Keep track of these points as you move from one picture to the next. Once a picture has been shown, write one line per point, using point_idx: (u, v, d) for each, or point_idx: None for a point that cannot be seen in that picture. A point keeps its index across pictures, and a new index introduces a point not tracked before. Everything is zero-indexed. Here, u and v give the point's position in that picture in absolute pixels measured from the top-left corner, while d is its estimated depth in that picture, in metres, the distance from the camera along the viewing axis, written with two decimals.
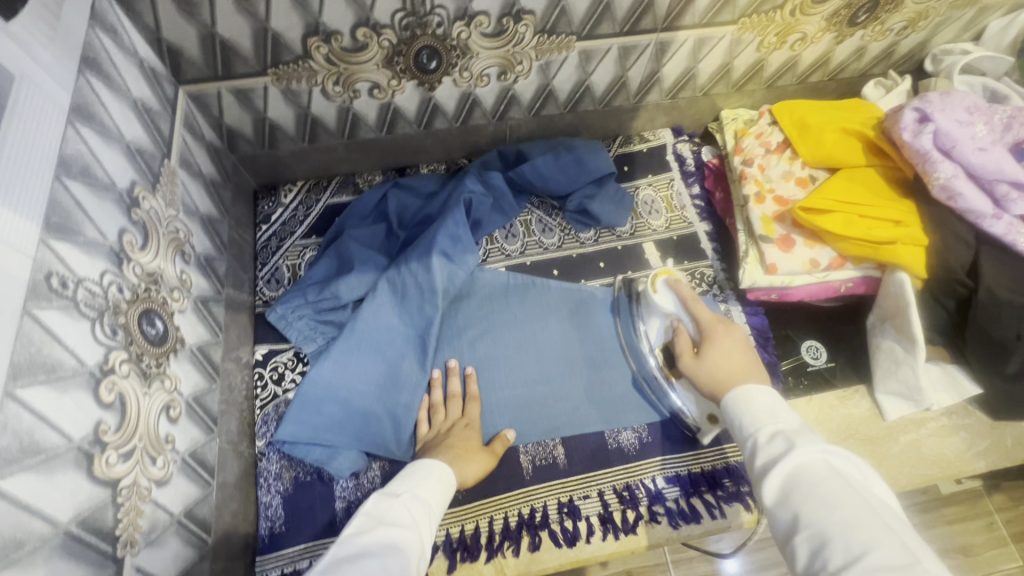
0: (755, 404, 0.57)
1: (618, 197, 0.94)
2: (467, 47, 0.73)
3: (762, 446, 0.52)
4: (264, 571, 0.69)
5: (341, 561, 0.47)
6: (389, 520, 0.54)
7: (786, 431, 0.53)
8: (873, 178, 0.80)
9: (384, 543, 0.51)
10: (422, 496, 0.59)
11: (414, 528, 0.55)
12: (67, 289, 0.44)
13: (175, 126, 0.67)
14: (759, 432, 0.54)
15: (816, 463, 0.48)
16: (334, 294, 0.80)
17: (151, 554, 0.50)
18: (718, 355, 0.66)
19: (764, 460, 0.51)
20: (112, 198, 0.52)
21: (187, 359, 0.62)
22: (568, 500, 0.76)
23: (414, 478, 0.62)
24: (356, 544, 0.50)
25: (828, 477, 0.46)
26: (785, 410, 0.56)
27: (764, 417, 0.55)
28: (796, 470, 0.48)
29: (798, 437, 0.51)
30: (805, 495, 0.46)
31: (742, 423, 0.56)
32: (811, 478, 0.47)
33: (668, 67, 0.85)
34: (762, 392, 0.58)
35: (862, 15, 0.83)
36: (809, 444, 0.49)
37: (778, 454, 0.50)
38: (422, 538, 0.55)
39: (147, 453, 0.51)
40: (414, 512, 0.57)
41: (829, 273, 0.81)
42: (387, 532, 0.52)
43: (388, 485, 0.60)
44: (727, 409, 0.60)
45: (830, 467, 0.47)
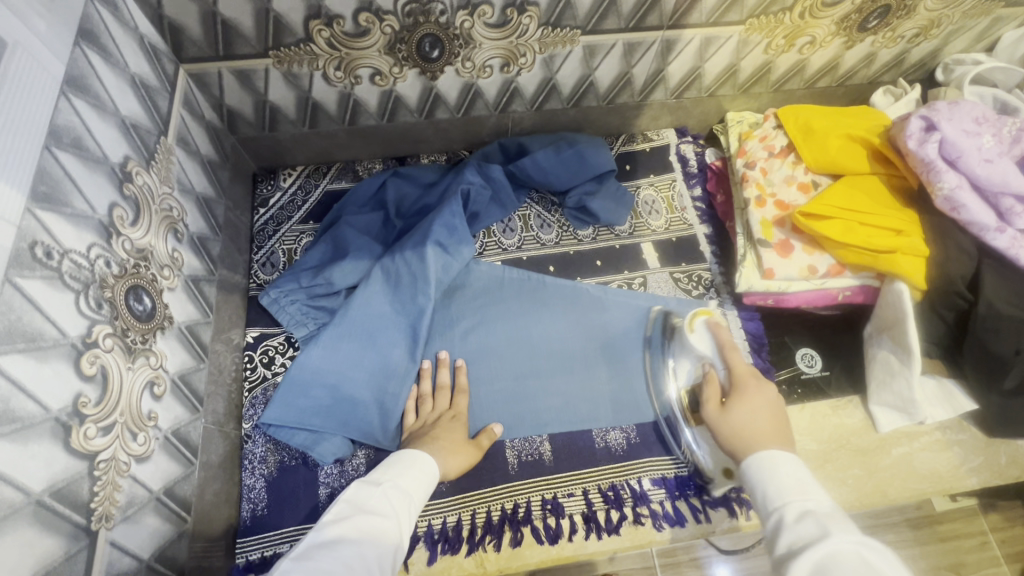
0: (781, 473, 0.52)
1: (619, 195, 0.93)
2: (470, 37, 0.72)
3: (789, 525, 0.47)
4: (243, 553, 0.69)
5: (315, 551, 0.48)
6: (368, 509, 0.55)
7: (818, 512, 0.46)
8: (876, 187, 0.79)
9: (360, 532, 0.52)
10: (404, 485, 0.60)
11: (394, 517, 0.56)
12: (51, 259, 0.44)
13: (173, 104, 0.67)
14: (785, 508, 0.48)
15: (849, 555, 0.41)
16: (327, 280, 0.80)
17: (127, 530, 0.50)
18: (746, 411, 0.63)
19: (789, 542, 0.45)
20: (103, 172, 0.52)
21: (174, 337, 0.61)
22: (553, 496, 0.75)
23: (398, 467, 0.62)
24: (332, 532, 0.51)
25: (862, 573, 0.40)
26: (817, 488, 0.50)
27: (792, 491, 0.50)
28: (824, 560, 0.41)
29: (830, 522, 0.45)
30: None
31: (766, 494, 0.51)
32: (844, 572, 0.40)
33: (674, 66, 0.84)
34: (791, 461, 0.53)
35: (873, 20, 0.82)
36: (843, 530, 0.43)
37: (806, 537, 0.44)
38: (401, 527, 0.56)
39: (128, 428, 0.51)
40: (394, 500, 0.58)
41: (827, 280, 0.80)
42: (364, 522, 0.53)
43: (371, 472, 0.61)
44: (748, 475, 0.55)
45: (866, 565, 0.40)
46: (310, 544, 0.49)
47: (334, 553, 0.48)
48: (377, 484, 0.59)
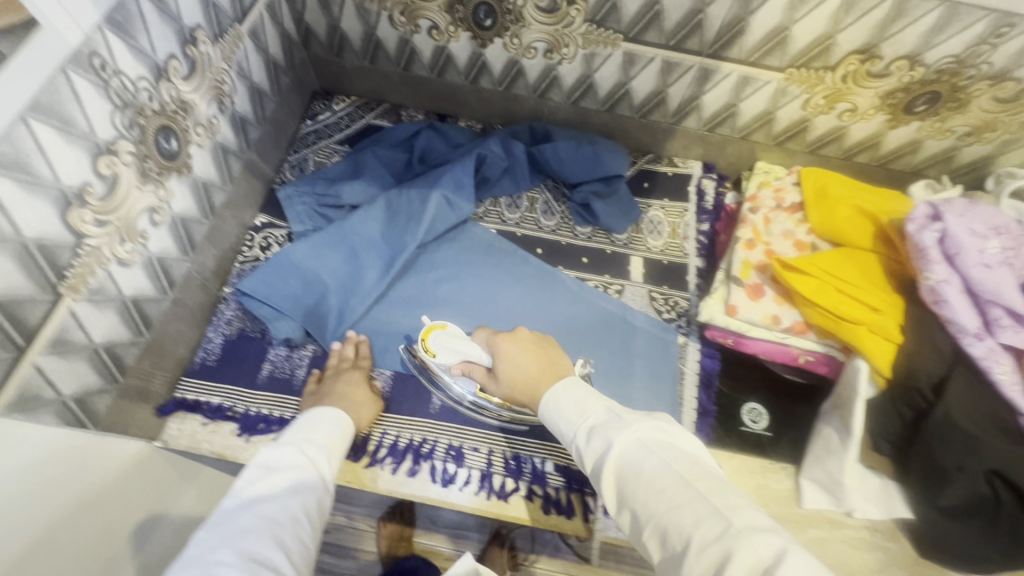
0: (565, 402, 0.58)
1: (626, 207, 0.96)
2: (521, 15, 0.80)
3: (585, 448, 0.54)
4: (183, 391, 0.78)
5: (230, 514, 0.50)
6: (281, 467, 0.56)
7: (598, 425, 0.54)
8: (870, 264, 0.78)
9: (275, 489, 0.54)
10: (316, 443, 0.62)
11: (307, 471, 0.57)
12: (103, 71, 0.54)
13: (257, 3, 0.78)
14: (576, 435, 0.55)
15: (632, 447, 0.50)
16: (338, 193, 0.89)
17: (90, 311, 0.60)
18: (513, 370, 0.66)
19: (592, 463, 0.52)
20: (173, 27, 0.63)
21: (188, 185, 0.72)
22: (458, 445, 0.79)
23: (307, 428, 0.64)
24: (243, 496, 0.52)
25: (646, 460, 0.49)
26: (592, 398, 0.57)
27: (578, 418, 0.56)
28: (620, 464, 0.50)
29: (608, 429, 0.53)
30: (632, 493, 0.49)
31: (562, 431, 0.57)
32: (632, 468, 0.49)
33: (709, 96, 0.87)
34: (569, 388, 0.59)
35: (920, 104, 0.80)
36: (619, 433, 0.51)
37: (597, 455, 0.52)
38: (320, 478, 0.58)
39: (119, 233, 0.61)
40: (307, 456, 0.59)
41: (789, 336, 0.79)
42: (277, 480, 0.55)
43: (281, 436, 0.62)
44: (545, 419, 0.60)
45: (645, 448, 0.50)
46: (221, 512, 0.50)
47: (251, 512, 0.50)
48: (286, 443, 0.60)
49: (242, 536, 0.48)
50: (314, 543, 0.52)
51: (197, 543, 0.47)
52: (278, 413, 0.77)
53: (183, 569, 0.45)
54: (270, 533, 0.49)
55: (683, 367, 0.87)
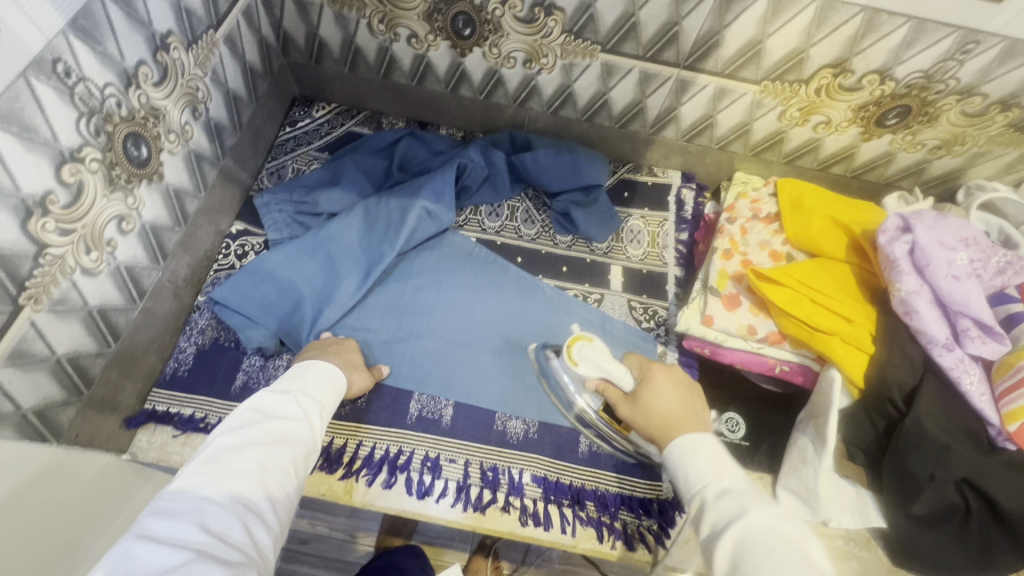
0: (701, 454, 0.59)
1: (606, 215, 0.96)
2: (499, 25, 0.80)
3: (709, 506, 0.54)
4: (153, 402, 0.76)
5: (223, 453, 0.52)
6: (276, 417, 0.57)
7: (732, 490, 0.54)
8: (844, 276, 0.79)
9: (270, 436, 0.55)
10: (314, 396, 0.62)
11: (303, 424, 0.58)
12: (67, 77, 0.53)
13: (233, 9, 0.77)
14: (705, 489, 0.55)
15: (761, 526, 0.50)
16: (316, 201, 0.89)
17: (53, 322, 0.58)
18: (656, 399, 0.68)
19: (713, 525, 0.52)
20: (143, 34, 0.62)
21: (159, 193, 0.70)
22: (435, 456, 0.78)
23: (307, 379, 0.64)
24: (238, 436, 0.53)
25: (775, 543, 0.48)
26: (731, 466, 0.58)
27: (710, 475, 0.57)
28: (742, 535, 0.50)
29: (745, 499, 0.53)
30: (751, 563, 0.48)
31: (689, 478, 0.58)
32: (758, 543, 0.49)
33: (687, 107, 0.88)
34: (708, 442, 0.60)
35: (892, 117, 0.82)
36: (758, 507, 0.52)
37: (726, 517, 0.52)
38: (313, 432, 0.59)
39: (84, 242, 0.60)
40: (304, 408, 0.60)
41: (765, 346, 0.79)
42: (273, 427, 0.56)
43: (280, 382, 0.62)
44: (670, 460, 0.61)
45: (775, 531, 0.49)
46: (215, 448, 0.52)
47: (244, 454, 0.52)
48: (284, 392, 0.61)
49: (232, 478, 0.50)
50: (298, 496, 0.55)
51: (190, 476, 0.49)
52: None
53: (174, 498, 0.47)
54: (260, 482, 0.51)
55: None
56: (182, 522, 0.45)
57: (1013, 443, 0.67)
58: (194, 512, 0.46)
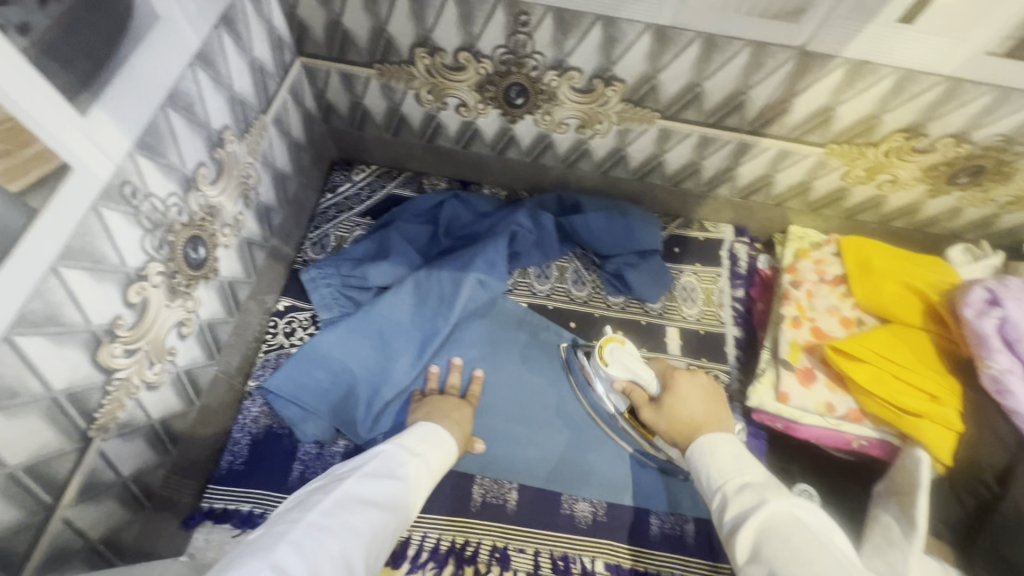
0: (722, 452, 0.61)
1: (658, 274, 0.93)
2: (555, 95, 0.77)
3: (732, 500, 0.55)
4: (209, 500, 0.74)
5: (349, 502, 0.51)
6: (395, 476, 0.57)
7: (753, 484, 0.56)
8: (923, 346, 0.75)
9: (388, 497, 0.54)
10: (430, 463, 0.62)
11: (414, 491, 0.57)
12: (134, 198, 0.51)
13: (281, 89, 0.75)
14: (729, 484, 0.57)
15: (783, 514, 0.50)
16: (364, 275, 0.86)
17: (119, 445, 0.56)
18: (680, 404, 0.70)
19: (737, 514, 0.54)
20: (202, 135, 0.60)
21: (214, 288, 0.68)
22: (503, 546, 0.75)
23: (429, 443, 0.64)
24: (365, 488, 0.53)
25: (796, 529, 0.49)
26: (751, 463, 0.60)
27: (732, 471, 0.59)
28: (764, 522, 0.51)
29: (767, 491, 0.54)
30: (773, 547, 0.48)
31: (712, 476, 0.60)
32: (780, 531, 0.49)
33: (745, 167, 0.85)
34: (728, 440, 0.62)
35: (963, 176, 0.79)
36: (777, 496, 0.53)
37: (746, 506, 0.54)
38: (418, 499, 0.58)
39: (148, 357, 0.57)
40: (419, 472, 0.59)
41: (842, 422, 0.76)
42: (392, 489, 0.55)
43: (405, 439, 0.62)
44: (695, 461, 0.63)
45: (795, 520, 0.50)
46: (345, 492, 0.52)
47: (365, 510, 0.51)
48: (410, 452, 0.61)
49: (349, 534, 0.48)
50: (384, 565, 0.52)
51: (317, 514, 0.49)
52: None
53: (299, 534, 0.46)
54: (368, 546, 0.49)
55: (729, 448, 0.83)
56: (299, 566, 0.43)
57: None
58: (315, 554, 0.45)
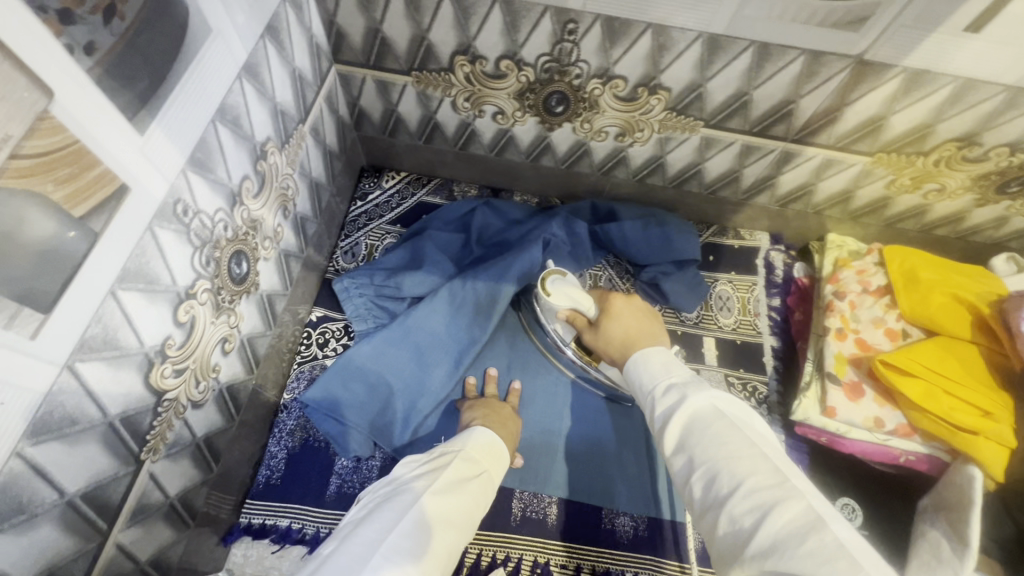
0: (654, 360, 0.58)
1: (693, 282, 0.91)
2: (596, 103, 0.75)
3: (657, 401, 0.53)
4: (247, 515, 0.73)
5: (424, 523, 0.50)
6: (464, 495, 0.56)
7: (678, 383, 0.54)
8: (973, 359, 0.74)
9: (456, 517, 0.54)
10: (491, 477, 0.61)
11: (479, 509, 0.57)
12: (185, 216, 0.50)
13: (317, 98, 0.74)
14: (655, 386, 0.55)
15: (704, 408, 0.50)
16: (398, 285, 0.84)
17: (166, 465, 0.55)
18: (615, 326, 0.66)
19: (661, 413, 0.52)
20: (247, 148, 0.58)
21: (255, 302, 0.67)
22: (544, 562, 0.74)
23: (491, 457, 0.63)
24: (436, 509, 0.52)
25: (714, 419, 0.48)
26: (680, 364, 0.57)
27: (662, 375, 0.55)
28: (689, 418, 0.50)
29: (687, 387, 0.52)
30: (696, 440, 0.48)
31: (642, 383, 0.57)
32: (701, 424, 0.49)
33: (787, 176, 0.83)
34: (661, 350, 0.59)
35: (1014, 186, 0.77)
36: (698, 390, 0.51)
37: (669, 405, 0.51)
38: (480, 515, 0.58)
39: (194, 375, 0.56)
40: (482, 489, 0.59)
41: (891, 437, 0.74)
42: (460, 508, 0.55)
43: (470, 451, 0.61)
44: (629, 373, 0.59)
45: (717, 411, 0.49)
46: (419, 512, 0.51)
47: (438, 533, 0.51)
48: (473, 468, 0.60)
49: (425, 557, 0.48)
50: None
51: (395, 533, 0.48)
52: None
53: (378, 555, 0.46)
54: (439, 568, 0.49)
55: None
56: None
57: None
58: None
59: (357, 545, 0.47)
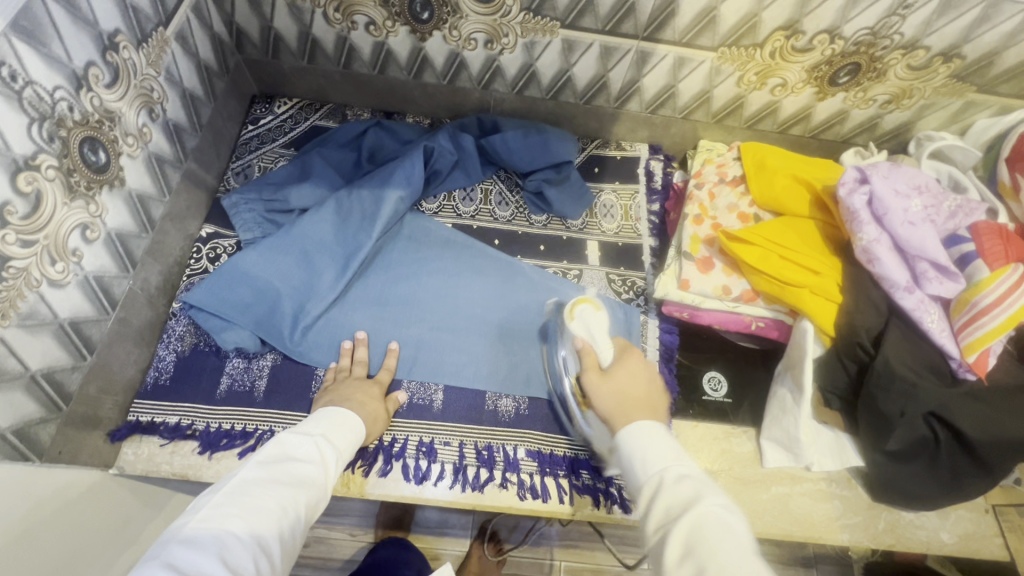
0: (659, 443, 0.56)
1: (578, 192, 0.97)
2: (458, 6, 0.79)
3: (665, 490, 0.51)
4: (136, 414, 0.75)
5: (244, 487, 0.53)
6: (298, 459, 0.59)
7: (691, 477, 0.52)
8: (809, 231, 0.82)
9: (290, 476, 0.56)
10: (333, 439, 0.64)
11: (321, 467, 0.60)
12: (14, 82, 0.52)
13: (183, 6, 0.75)
14: (663, 472, 0.53)
15: (716, 516, 0.47)
16: (286, 198, 0.88)
17: (23, 336, 0.57)
18: (624, 374, 0.66)
19: (667, 506, 0.50)
20: (90, 34, 0.60)
21: (121, 199, 0.68)
22: (429, 441, 0.79)
23: (330, 424, 0.66)
24: (260, 473, 0.55)
25: (728, 534, 0.46)
26: (687, 455, 0.55)
27: (668, 459, 0.54)
28: (697, 525, 0.47)
29: (704, 485, 0.50)
30: (705, 554, 0.45)
31: (643, 462, 0.54)
32: (713, 533, 0.46)
33: (649, 78, 0.89)
34: (667, 432, 0.57)
35: (844, 76, 0.85)
36: (714, 495, 0.49)
37: (681, 501, 0.50)
38: (327, 475, 0.60)
39: (49, 252, 0.58)
40: (323, 450, 0.62)
41: (740, 304, 0.82)
42: (293, 467, 0.57)
43: (304, 424, 0.65)
44: (625, 441, 0.57)
45: (729, 524, 0.46)
46: (239, 481, 0.53)
47: (265, 491, 0.53)
48: (306, 435, 0.63)
49: (251, 515, 0.50)
50: (304, 542, 0.55)
51: (212, 506, 0.50)
52: (241, 427, 0.76)
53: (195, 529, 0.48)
54: (276, 523, 0.51)
55: (645, 343, 0.89)
56: (196, 554, 0.45)
57: (973, 373, 0.71)
58: (214, 543, 0.47)
59: (174, 529, 0.48)
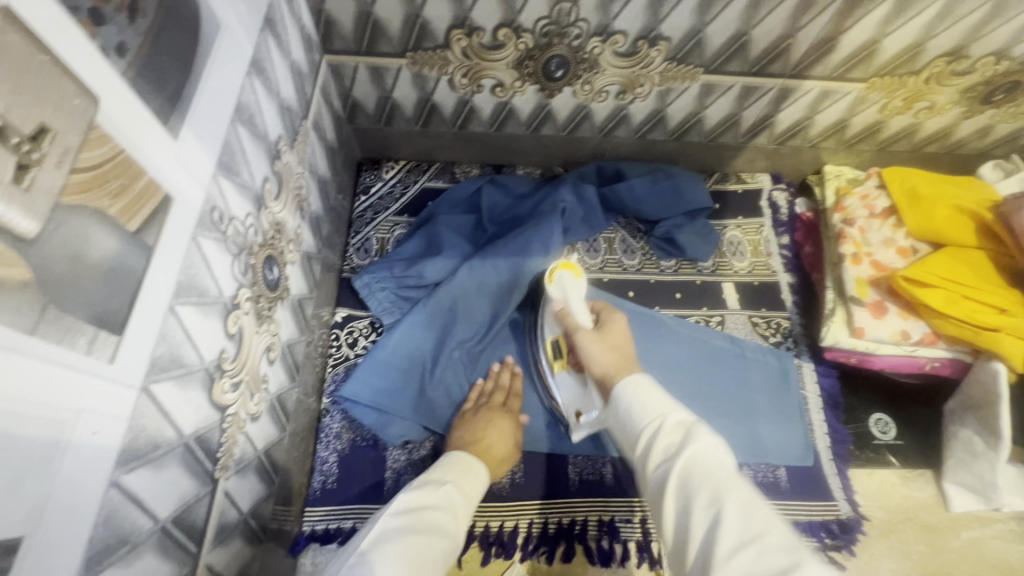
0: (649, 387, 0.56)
1: (705, 232, 0.93)
2: (597, 62, 0.75)
3: (659, 431, 0.51)
4: (310, 523, 0.72)
5: (382, 537, 0.48)
6: (430, 504, 0.54)
7: (684, 418, 0.52)
8: (982, 263, 0.77)
9: (425, 524, 0.51)
10: (464, 487, 0.60)
11: (451, 512, 0.55)
12: (221, 224, 0.48)
13: (315, 91, 0.71)
14: (655, 415, 0.52)
15: (712, 452, 0.47)
16: (419, 273, 0.83)
17: (237, 481, 0.53)
18: (617, 334, 0.69)
19: (665, 449, 0.49)
20: (264, 148, 0.56)
21: (288, 308, 0.65)
22: (609, 520, 0.76)
23: (458, 470, 0.62)
24: (396, 521, 0.50)
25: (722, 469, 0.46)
26: None
27: (658, 400, 0.54)
28: (693, 459, 0.47)
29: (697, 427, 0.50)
30: (704, 486, 0.45)
31: (636, 406, 0.55)
32: (703, 469, 0.46)
33: (785, 112, 0.85)
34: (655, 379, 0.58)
35: (999, 94, 0.80)
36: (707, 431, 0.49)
37: (677, 443, 0.49)
38: (459, 525, 0.55)
39: (249, 388, 0.55)
40: (455, 498, 0.57)
41: (918, 347, 0.78)
42: (428, 514, 0.53)
43: (433, 472, 0.61)
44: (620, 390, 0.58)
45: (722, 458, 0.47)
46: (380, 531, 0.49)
47: (403, 540, 0.48)
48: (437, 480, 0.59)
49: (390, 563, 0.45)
50: None
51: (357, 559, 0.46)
52: None
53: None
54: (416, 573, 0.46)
55: (804, 392, 0.86)
56: None
57: None
58: None
59: None
